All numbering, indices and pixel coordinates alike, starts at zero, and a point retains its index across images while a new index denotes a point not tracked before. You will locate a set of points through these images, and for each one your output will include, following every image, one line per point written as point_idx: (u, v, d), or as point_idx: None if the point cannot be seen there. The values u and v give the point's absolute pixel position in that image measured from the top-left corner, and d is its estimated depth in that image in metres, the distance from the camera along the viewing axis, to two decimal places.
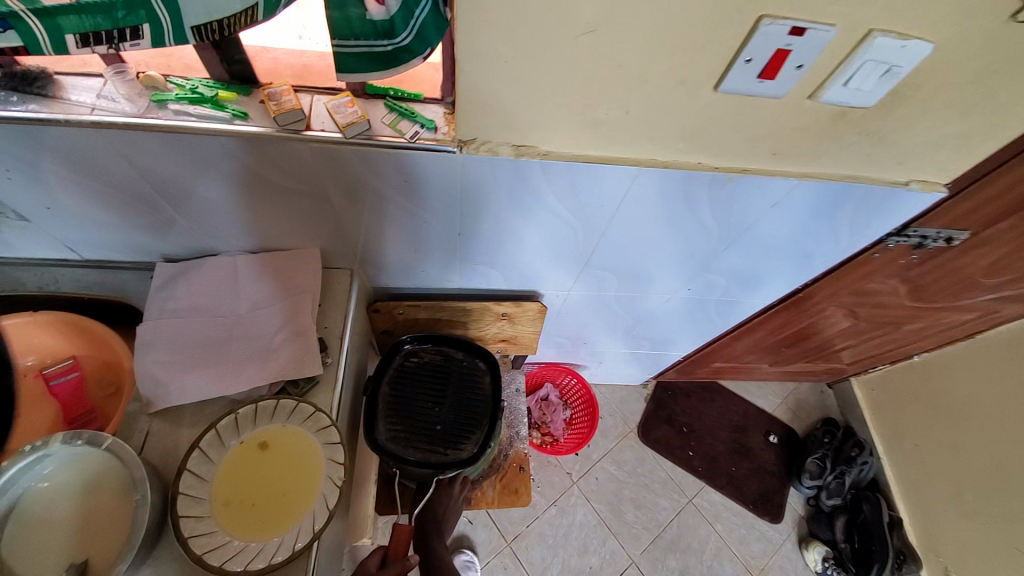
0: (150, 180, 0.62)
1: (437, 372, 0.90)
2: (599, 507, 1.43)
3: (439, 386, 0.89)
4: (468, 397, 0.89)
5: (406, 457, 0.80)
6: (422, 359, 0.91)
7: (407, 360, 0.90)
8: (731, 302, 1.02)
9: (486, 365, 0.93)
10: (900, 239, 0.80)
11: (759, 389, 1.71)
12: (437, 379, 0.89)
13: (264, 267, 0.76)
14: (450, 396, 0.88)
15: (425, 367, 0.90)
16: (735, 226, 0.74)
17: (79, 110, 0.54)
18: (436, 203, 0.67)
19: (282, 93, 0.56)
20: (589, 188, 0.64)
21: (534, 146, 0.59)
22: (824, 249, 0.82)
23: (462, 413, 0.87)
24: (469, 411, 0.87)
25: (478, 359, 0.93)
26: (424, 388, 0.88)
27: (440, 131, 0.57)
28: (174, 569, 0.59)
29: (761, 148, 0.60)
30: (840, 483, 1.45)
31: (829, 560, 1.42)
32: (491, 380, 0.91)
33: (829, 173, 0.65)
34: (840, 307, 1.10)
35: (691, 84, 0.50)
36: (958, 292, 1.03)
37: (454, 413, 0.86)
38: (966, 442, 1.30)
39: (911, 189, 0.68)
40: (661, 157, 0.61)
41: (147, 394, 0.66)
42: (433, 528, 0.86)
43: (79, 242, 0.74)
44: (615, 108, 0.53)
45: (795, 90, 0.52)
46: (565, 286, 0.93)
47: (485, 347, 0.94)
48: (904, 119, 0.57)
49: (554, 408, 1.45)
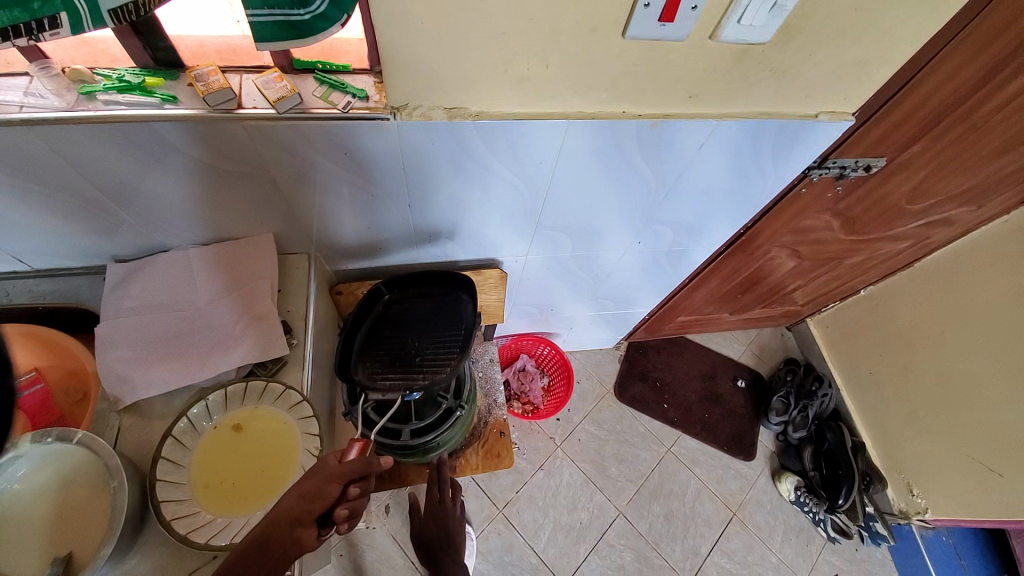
0: (90, 177, 0.62)
1: (416, 314, 0.89)
2: (583, 465, 1.49)
3: (419, 326, 0.88)
4: (446, 330, 0.87)
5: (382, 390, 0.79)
6: (403, 306, 0.91)
7: (389, 308, 0.91)
8: (681, 252, 1.07)
9: (466, 295, 0.90)
10: (822, 171, 0.86)
11: (725, 339, 1.80)
12: (417, 321, 0.89)
13: (219, 258, 0.77)
14: (429, 332, 0.87)
15: (406, 312, 0.90)
16: (670, 174, 0.79)
17: (7, 108, 0.53)
18: (381, 175, 0.69)
19: (209, 74, 0.57)
20: (525, 145, 0.67)
21: (465, 107, 0.61)
22: (755, 188, 0.88)
23: (441, 345, 0.85)
24: (449, 343, 0.86)
25: (459, 293, 0.91)
26: (404, 330, 0.88)
27: (372, 99, 0.60)
28: (162, 552, 0.60)
29: (679, 91, 0.64)
30: (804, 416, 1.57)
31: (801, 488, 1.52)
32: (471, 308, 0.89)
33: (745, 112, 0.70)
34: (783, 247, 1.17)
35: (601, 32, 0.54)
36: (888, 220, 1.11)
37: (433, 346, 0.85)
38: (915, 364, 1.40)
39: (821, 120, 0.74)
40: (587, 109, 0.65)
41: (114, 391, 0.67)
42: (439, 546, 0.82)
43: (26, 252, 0.73)
44: (536, 61, 0.56)
45: (695, 32, 0.56)
46: (523, 251, 0.96)
47: (461, 276, 0.91)
48: (802, 52, 0.62)
49: (531, 377, 1.50)
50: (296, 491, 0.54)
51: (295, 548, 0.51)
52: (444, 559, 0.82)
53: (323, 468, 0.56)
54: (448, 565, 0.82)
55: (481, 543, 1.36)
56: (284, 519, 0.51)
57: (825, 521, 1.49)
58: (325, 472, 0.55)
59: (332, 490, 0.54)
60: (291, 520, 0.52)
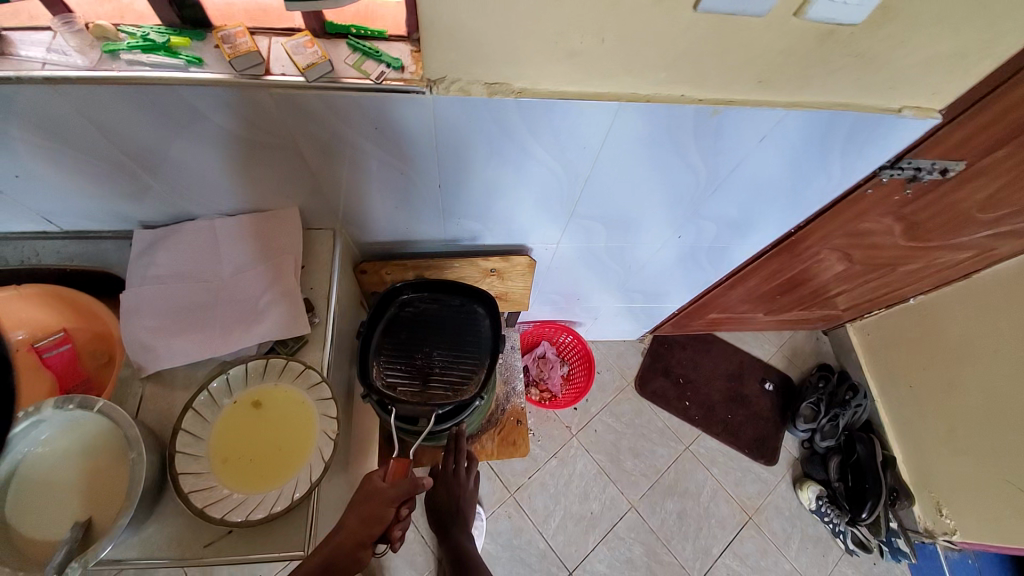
0: (116, 141, 0.60)
1: (432, 321, 0.87)
2: (598, 456, 1.47)
3: (436, 333, 0.87)
4: (465, 342, 0.86)
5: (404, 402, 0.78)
6: (417, 308, 0.88)
7: (402, 309, 0.88)
8: (722, 249, 1.00)
9: (485, 309, 0.89)
10: (894, 171, 0.78)
11: (755, 339, 1.72)
12: (433, 328, 0.87)
13: (245, 229, 0.75)
14: (447, 342, 0.86)
15: (420, 316, 0.88)
16: (721, 166, 0.73)
17: (30, 65, 0.51)
18: (412, 152, 0.65)
19: (236, 35, 0.52)
20: (567, 127, 0.62)
21: (507, 83, 0.56)
22: (815, 187, 0.80)
23: (459, 357, 0.85)
24: (467, 355, 0.86)
25: (477, 303, 0.90)
26: (420, 336, 0.86)
27: (407, 70, 0.55)
28: (179, 522, 0.61)
29: (748, 75, 0.57)
30: (833, 425, 1.50)
31: (823, 498, 1.47)
32: (489, 324, 0.88)
33: (818, 101, 0.63)
34: (834, 250, 1.09)
35: (668, 4, 0.47)
36: (954, 228, 1.01)
37: (451, 359, 0.84)
38: (960, 381, 1.31)
39: (904, 115, 0.65)
40: (642, 90, 0.58)
41: (138, 359, 0.67)
42: (450, 517, 0.79)
43: (55, 213, 0.73)
44: (590, 34, 0.50)
45: (778, 7, 0.48)
46: (554, 239, 0.91)
47: (482, 290, 0.89)
48: (895, 36, 0.54)
49: (551, 365, 1.47)
50: (357, 516, 0.59)
51: (357, 566, 0.57)
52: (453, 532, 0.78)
53: (377, 493, 0.61)
54: (456, 538, 0.78)
55: (490, 524, 1.37)
56: (348, 542, 0.57)
57: (845, 533, 1.43)
58: (383, 498, 0.61)
59: (387, 513, 0.60)
60: (355, 542, 0.57)
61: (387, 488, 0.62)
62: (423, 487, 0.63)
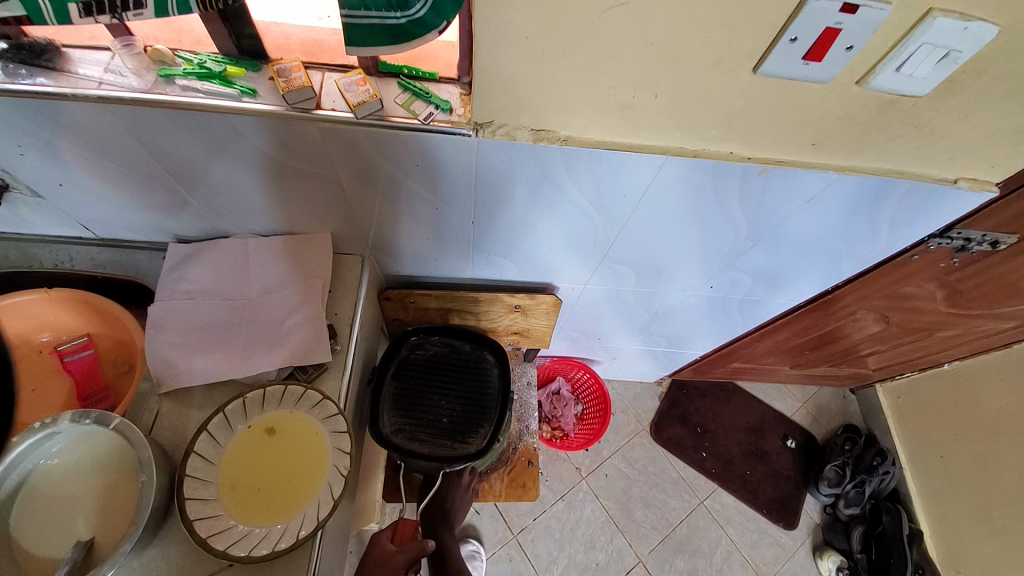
0: (162, 159, 0.61)
1: (441, 366, 0.91)
2: (607, 503, 1.41)
3: (445, 378, 0.91)
4: (472, 389, 0.90)
5: (413, 450, 0.82)
6: (428, 351, 0.93)
7: (412, 352, 0.92)
8: (754, 302, 0.97)
9: (493, 356, 0.94)
10: (942, 241, 0.75)
11: (778, 391, 1.66)
12: (442, 372, 0.91)
13: (276, 250, 0.75)
14: (456, 389, 0.90)
15: (431, 359, 0.92)
16: (764, 223, 0.71)
17: (87, 84, 0.53)
18: (452, 191, 0.65)
19: (292, 69, 0.54)
20: (610, 176, 0.61)
21: (554, 130, 0.56)
22: (859, 249, 0.77)
23: (467, 404, 0.89)
24: (476, 403, 0.90)
25: (486, 351, 0.95)
26: (430, 381, 0.90)
27: (455, 112, 0.55)
28: (179, 550, 0.59)
29: (801, 136, 0.56)
30: (859, 492, 1.40)
31: (844, 570, 1.37)
32: (497, 372, 0.93)
33: (871, 167, 0.61)
34: (871, 311, 1.04)
35: (728, 65, 0.47)
36: (1000, 300, 0.96)
37: (458, 405, 0.89)
38: (996, 457, 1.22)
39: (959, 187, 0.63)
40: (689, 145, 0.58)
41: (157, 375, 0.66)
42: (440, 517, 0.89)
43: (92, 220, 0.74)
44: (644, 89, 0.50)
45: (841, 75, 0.48)
46: (582, 280, 0.89)
47: (492, 338, 0.96)
48: (959, 110, 0.52)
49: (565, 403, 1.43)
50: None
51: None
52: (438, 526, 0.87)
53: (387, 559, 0.63)
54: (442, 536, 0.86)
55: (490, 566, 1.31)
56: None
57: None
58: (391, 564, 0.63)
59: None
60: None
61: (396, 553, 0.64)
62: (428, 547, 0.65)
